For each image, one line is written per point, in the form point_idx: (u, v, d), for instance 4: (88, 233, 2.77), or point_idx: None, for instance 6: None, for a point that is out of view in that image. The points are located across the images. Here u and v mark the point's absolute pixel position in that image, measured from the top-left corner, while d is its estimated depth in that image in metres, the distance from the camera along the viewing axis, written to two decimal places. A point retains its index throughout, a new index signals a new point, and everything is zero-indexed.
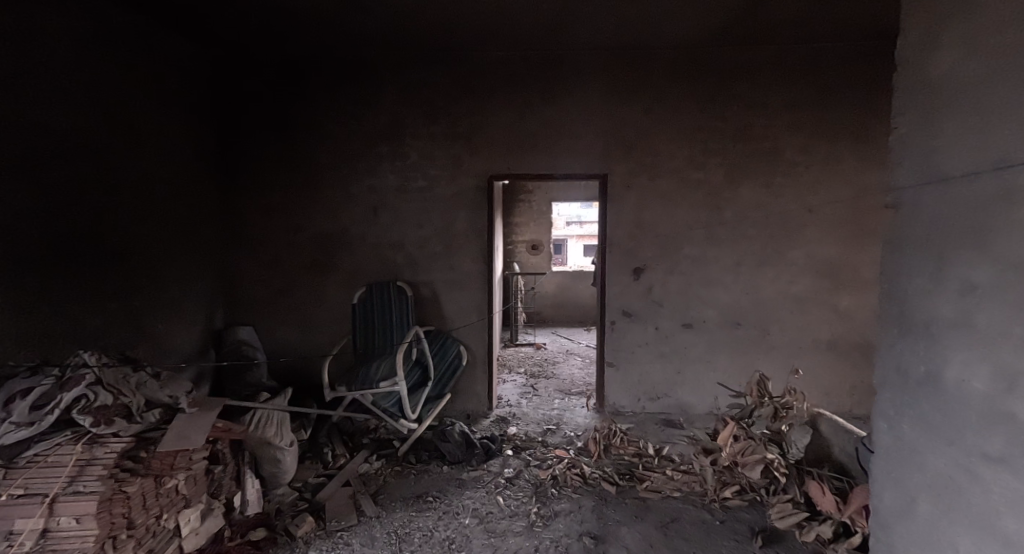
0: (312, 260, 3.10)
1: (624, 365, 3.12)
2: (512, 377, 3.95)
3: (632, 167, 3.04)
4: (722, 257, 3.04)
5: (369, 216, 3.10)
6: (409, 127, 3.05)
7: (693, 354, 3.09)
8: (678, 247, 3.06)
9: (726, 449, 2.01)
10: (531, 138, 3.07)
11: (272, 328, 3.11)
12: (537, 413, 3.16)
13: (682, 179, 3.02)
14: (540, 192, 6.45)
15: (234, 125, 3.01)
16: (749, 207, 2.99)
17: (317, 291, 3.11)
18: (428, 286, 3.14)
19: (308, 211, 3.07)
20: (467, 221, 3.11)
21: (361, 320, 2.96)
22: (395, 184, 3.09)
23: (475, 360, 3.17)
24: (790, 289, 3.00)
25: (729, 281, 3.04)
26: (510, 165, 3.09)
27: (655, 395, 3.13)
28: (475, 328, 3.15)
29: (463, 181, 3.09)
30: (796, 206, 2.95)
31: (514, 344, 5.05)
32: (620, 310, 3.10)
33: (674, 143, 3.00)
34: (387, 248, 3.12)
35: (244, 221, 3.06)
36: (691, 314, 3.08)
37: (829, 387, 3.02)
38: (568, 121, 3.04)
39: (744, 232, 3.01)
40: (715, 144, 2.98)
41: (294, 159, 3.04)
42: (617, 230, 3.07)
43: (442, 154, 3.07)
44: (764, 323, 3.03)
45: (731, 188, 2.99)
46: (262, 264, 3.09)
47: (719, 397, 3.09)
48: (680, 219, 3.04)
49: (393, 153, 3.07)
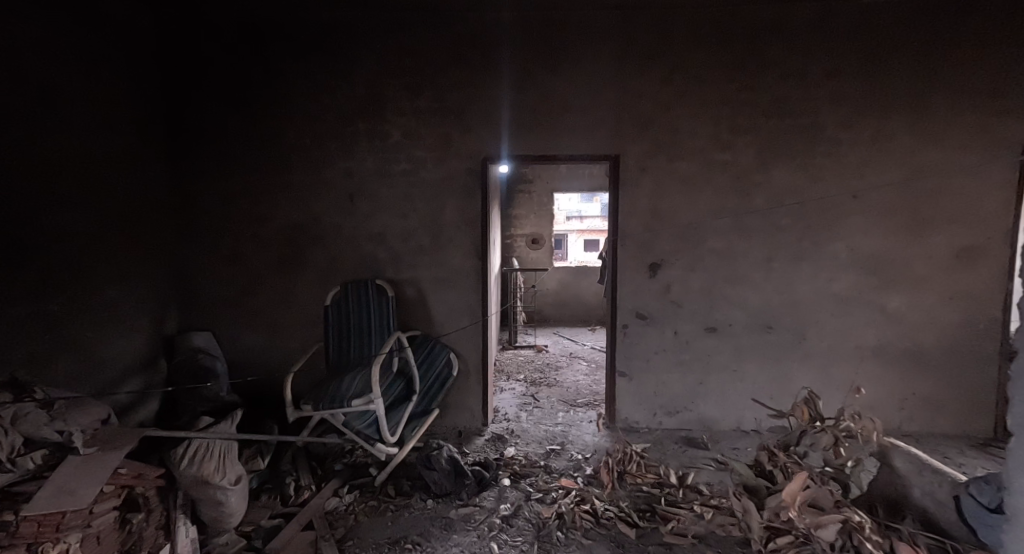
0: (280, 254, 2.69)
1: (638, 375, 2.73)
2: (510, 385, 3.55)
3: (648, 147, 2.63)
4: (752, 251, 2.63)
5: (345, 204, 2.69)
6: (390, 101, 2.64)
7: (717, 362, 2.70)
8: (701, 239, 2.65)
9: (795, 508, 1.49)
10: (532, 114, 2.66)
11: (235, 333, 2.71)
12: (538, 431, 2.76)
13: (707, 161, 2.61)
14: (541, 183, 6.04)
15: (186, 99, 2.59)
16: (783, 192, 2.58)
17: (285, 289, 2.70)
18: (413, 284, 2.75)
19: (273, 199, 2.67)
20: (458, 210, 2.71)
21: (334, 324, 2.55)
22: (374, 167, 2.68)
23: (468, 369, 2.78)
24: (831, 287, 2.60)
25: (759, 278, 2.64)
26: (507, 145, 2.68)
27: (674, 409, 2.74)
28: (467, 333, 2.76)
29: (453, 164, 2.68)
30: (839, 191, 2.55)
31: (512, 346, 4.66)
32: (633, 311, 2.71)
33: (697, 119, 2.59)
34: (366, 241, 2.71)
35: (200, 210, 2.65)
36: (715, 316, 2.68)
37: (876, 401, 2.61)
38: (573, 94, 2.63)
39: (778, 222, 2.60)
40: (744, 120, 2.57)
41: (255, 140, 2.63)
42: (630, 220, 2.67)
43: (428, 132, 2.67)
44: (800, 326, 2.63)
45: (763, 170, 2.59)
46: (222, 260, 2.68)
47: (747, 412, 2.69)
48: (703, 207, 2.64)
49: (372, 131, 2.66)
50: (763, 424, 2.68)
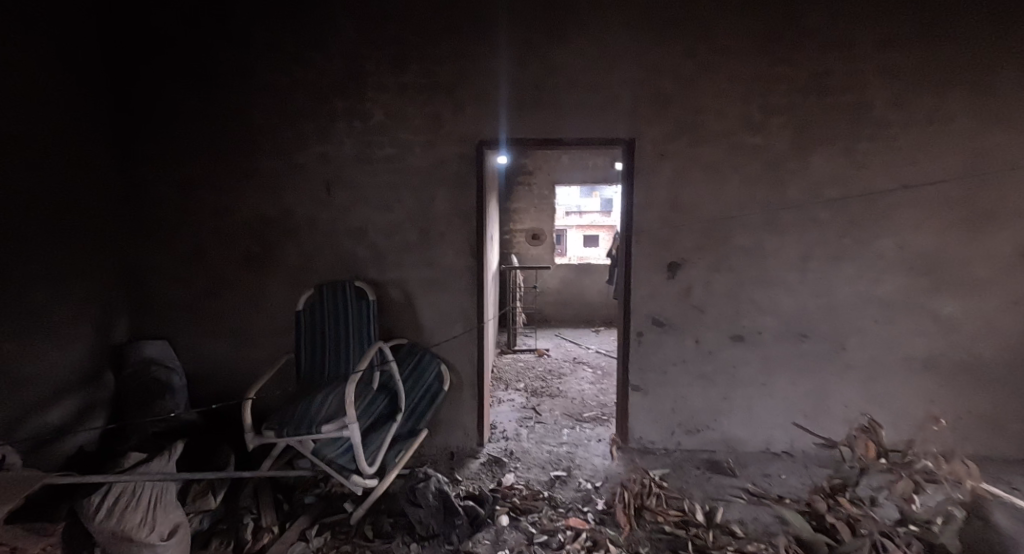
0: (246, 252, 2.36)
1: (653, 389, 2.42)
2: (509, 396, 3.23)
3: (668, 130, 2.30)
4: (785, 249, 2.31)
5: (321, 195, 2.35)
6: (371, 76, 2.30)
7: (744, 375, 2.38)
8: (726, 236, 2.33)
9: None
10: (534, 92, 2.32)
11: (196, 340, 2.38)
12: (541, 452, 2.44)
13: (734, 146, 2.28)
14: (541, 174, 5.71)
15: (135, 73, 2.25)
16: (822, 182, 2.25)
17: (252, 292, 2.37)
18: (399, 286, 2.42)
19: (238, 188, 2.33)
20: (450, 202, 2.38)
21: (307, 333, 2.22)
22: (354, 152, 2.34)
23: (462, 382, 2.46)
24: (875, 290, 2.27)
25: (793, 280, 2.32)
26: (506, 127, 2.34)
27: (695, 428, 2.42)
28: (460, 341, 2.44)
29: (445, 150, 2.35)
30: (887, 180, 2.22)
31: (511, 350, 4.33)
32: (648, 317, 2.39)
33: (725, 97, 2.25)
34: (345, 237, 2.38)
35: (154, 201, 2.31)
36: (742, 323, 2.36)
37: (925, 420, 2.30)
38: (582, 69, 2.29)
39: (815, 215, 2.28)
40: (779, 98, 2.23)
41: (216, 120, 2.29)
42: (646, 213, 2.34)
43: (415, 113, 2.33)
44: (840, 335, 2.31)
45: (800, 156, 2.25)
46: (179, 258, 2.34)
47: (777, 431, 2.38)
48: (730, 198, 2.31)
49: (351, 111, 2.32)
50: (795, 446, 2.36)
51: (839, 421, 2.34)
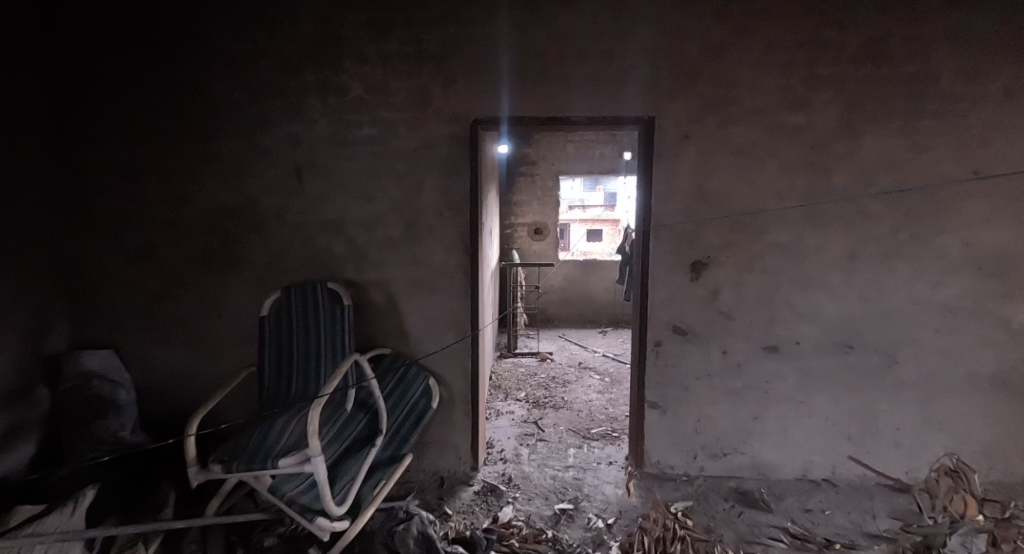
0: (205, 249, 2.04)
1: (673, 407, 2.11)
2: (509, 408, 2.91)
3: (695, 107, 1.96)
4: (829, 246, 1.98)
5: (289, 182, 2.03)
6: (347, 44, 1.97)
7: (778, 392, 2.06)
8: (760, 230, 2.00)
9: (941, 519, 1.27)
10: (538, 63, 1.99)
11: (147, 349, 2.08)
12: (543, 478, 2.13)
13: (771, 125, 1.94)
14: (545, 165, 5.38)
15: (72, 39, 1.93)
16: (875, 168, 1.92)
17: (212, 294, 2.06)
18: (381, 287, 2.11)
19: (194, 174, 2.01)
20: (440, 191, 2.05)
21: (273, 342, 1.91)
22: (329, 133, 2.02)
23: (453, 398, 2.15)
24: (935, 294, 1.94)
25: (837, 282, 1.99)
26: (505, 103, 2.01)
27: (720, 451, 2.11)
28: (452, 351, 2.13)
29: (433, 130, 2.02)
30: (953, 165, 1.88)
31: (511, 354, 4.02)
32: (668, 325, 2.08)
33: (762, 68, 1.92)
34: (318, 231, 2.06)
35: (96, 188, 1.99)
36: (777, 332, 2.04)
37: (988, 444, 1.98)
38: (593, 36, 1.96)
39: (866, 207, 1.94)
40: (826, 68, 1.89)
41: (169, 95, 1.97)
42: (666, 204, 2.02)
43: (399, 87, 2.00)
44: (892, 346, 1.99)
45: (850, 137, 1.92)
46: (127, 255, 2.03)
47: (815, 455, 2.06)
48: (766, 187, 1.98)
49: (324, 84, 1.99)
50: (837, 474, 2.05)
51: (888, 446, 2.02)
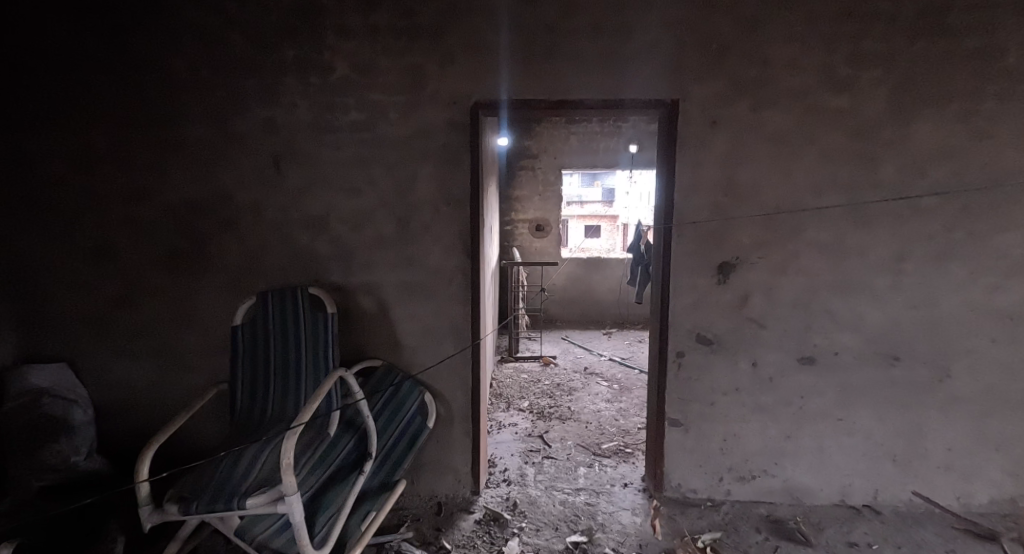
0: (170, 249, 1.81)
1: (697, 425, 1.90)
2: (512, 420, 2.70)
3: (724, 89, 1.73)
4: (873, 247, 1.76)
5: (266, 174, 1.80)
6: (330, 17, 1.73)
7: (815, 409, 1.85)
8: (796, 228, 1.78)
9: None
10: (546, 39, 1.76)
11: (107, 362, 1.85)
12: (552, 503, 1.92)
13: (812, 110, 1.72)
14: (546, 158, 5.14)
15: (15, 9, 1.69)
16: (927, 158, 1.70)
17: (180, 301, 1.83)
18: (371, 292, 1.88)
19: (157, 164, 1.77)
20: (436, 183, 1.82)
21: (247, 355, 1.68)
22: (310, 117, 1.78)
23: (452, 415, 1.93)
24: (993, 299, 1.73)
25: (882, 287, 1.77)
26: (509, 84, 1.78)
27: (749, 474, 1.90)
28: (450, 363, 1.91)
29: (429, 115, 1.79)
30: (1015, 155, 1.67)
31: (513, 358, 3.80)
32: (692, 334, 1.86)
33: (801, 43, 1.69)
34: (299, 229, 1.83)
35: (46, 180, 1.76)
36: (813, 342, 1.83)
37: None
38: (610, 8, 1.73)
39: (917, 202, 1.72)
40: (875, 44, 1.66)
41: (127, 74, 1.73)
42: (691, 199, 1.79)
43: (389, 66, 1.76)
44: (943, 358, 1.77)
45: (900, 122, 1.69)
46: (80, 256, 1.80)
47: (855, 479, 1.86)
48: (804, 180, 1.76)
49: (303, 62, 1.75)
50: (878, 498, 1.85)
51: (938, 469, 1.82)
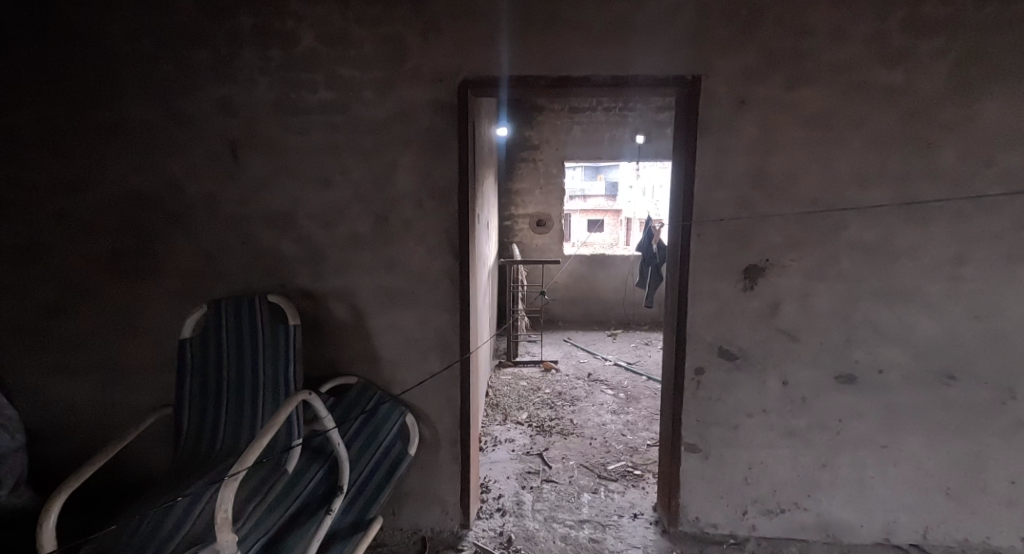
0: (111, 249, 1.57)
1: (719, 451, 1.65)
2: (510, 436, 2.46)
3: (756, 62, 1.47)
4: (928, 249, 1.51)
5: (221, 164, 1.55)
6: None
7: (855, 434, 1.60)
8: (836, 227, 1.53)
9: None
10: (546, 4, 1.50)
11: (45, 378, 1.62)
12: (552, 539, 1.69)
13: (860, 87, 1.46)
14: (548, 149, 4.88)
15: None
16: (995, 144, 1.44)
17: (125, 309, 1.60)
18: (345, 300, 1.64)
19: (95, 151, 1.53)
20: (418, 174, 1.58)
21: (197, 374, 1.45)
22: (272, 96, 1.53)
23: (438, 439, 1.70)
24: None
25: (938, 295, 1.52)
26: (502, 58, 1.53)
27: (777, 507, 1.66)
28: (435, 381, 1.67)
29: (409, 94, 1.54)
30: None
31: (512, 363, 3.56)
32: (714, 349, 1.61)
33: (848, 8, 1.42)
34: (261, 228, 1.59)
35: None
36: (856, 358, 1.58)
37: None
38: None
39: (981, 196, 1.47)
40: (937, 8, 1.40)
41: (58, 46, 1.49)
42: (715, 192, 1.54)
43: (362, 37, 1.51)
44: (1007, 377, 1.52)
45: (964, 101, 1.43)
46: (10, 257, 1.57)
47: (901, 514, 1.62)
48: (848, 170, 1.50)
49: (263, 32, 1.50)
50: (927, 536, 1.62)
51: (998, 503, 1.58)
